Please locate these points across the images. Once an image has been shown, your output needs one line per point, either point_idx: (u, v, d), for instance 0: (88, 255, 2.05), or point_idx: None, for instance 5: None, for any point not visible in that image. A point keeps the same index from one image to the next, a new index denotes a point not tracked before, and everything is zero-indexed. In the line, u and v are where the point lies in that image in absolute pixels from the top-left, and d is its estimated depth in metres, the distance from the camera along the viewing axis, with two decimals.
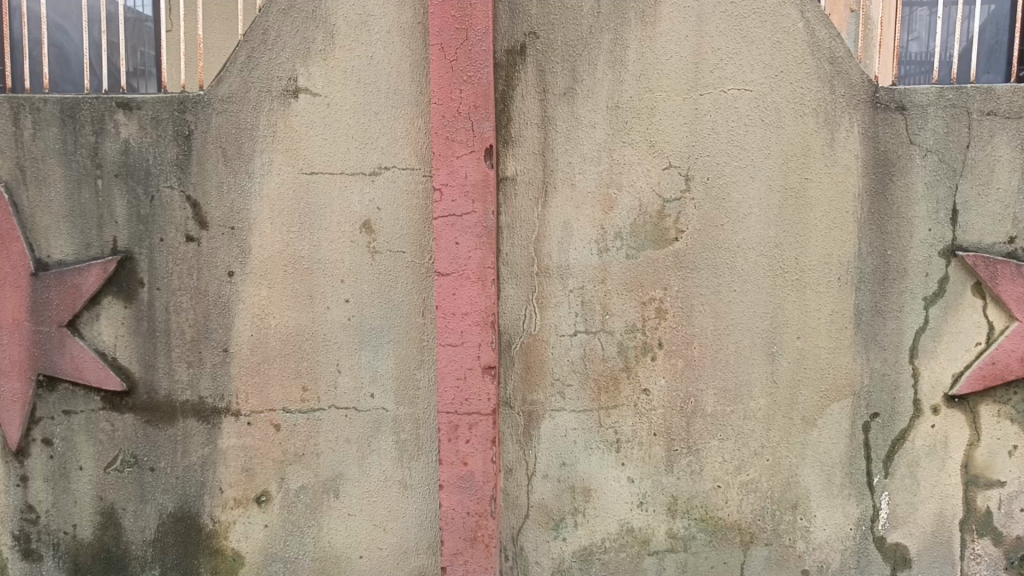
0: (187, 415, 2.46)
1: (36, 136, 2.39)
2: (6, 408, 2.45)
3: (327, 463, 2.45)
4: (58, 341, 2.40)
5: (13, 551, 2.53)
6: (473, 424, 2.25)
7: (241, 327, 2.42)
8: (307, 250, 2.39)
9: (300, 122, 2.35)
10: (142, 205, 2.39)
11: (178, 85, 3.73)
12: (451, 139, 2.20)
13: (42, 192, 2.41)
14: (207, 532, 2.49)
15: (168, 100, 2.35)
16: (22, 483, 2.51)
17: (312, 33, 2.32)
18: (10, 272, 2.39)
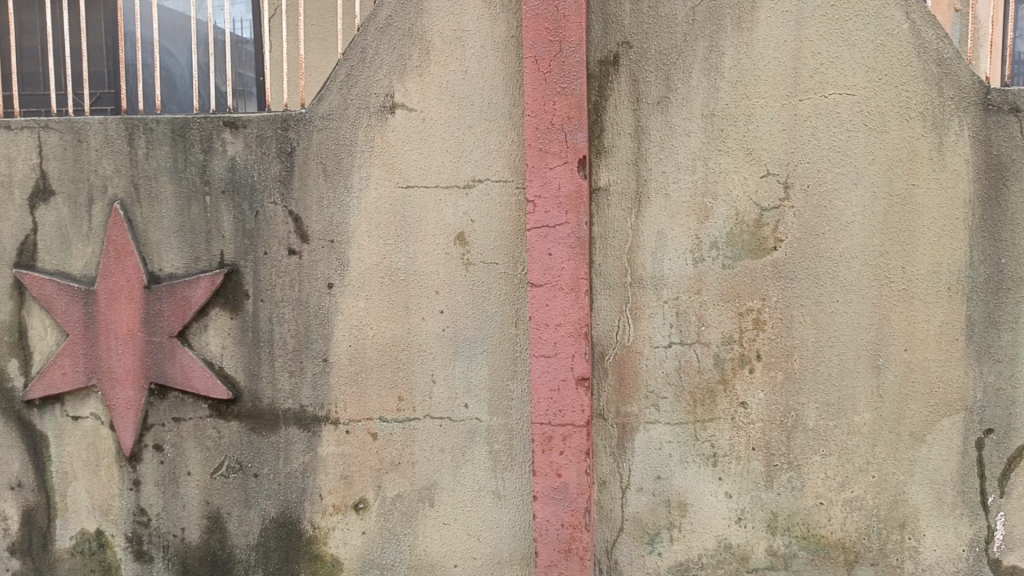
0: (289, 423, 2.53)
1: (149, 155, 2.52)
2: (122, 414, 2.58)
3: (422, 472, 2.48)
4: (169, 351, 2.53)
5: (127, 552, 2.66)
6: (567, 435, 2.24)
7: (339, 337, 2.49)
8: (402, 262, 2.43)
9: (396, 137, 2.40)
10: (247, 220, 2.49)
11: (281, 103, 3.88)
12: (545, 151, 2.21)
13: (155, 208, 2.53)
14: (308, 538, 2.56)
15: (271, 118, 2.44)
16: (135, 487, 2.63)
17: (408, 50, 2.37)
18: (125, 285, 2.53)
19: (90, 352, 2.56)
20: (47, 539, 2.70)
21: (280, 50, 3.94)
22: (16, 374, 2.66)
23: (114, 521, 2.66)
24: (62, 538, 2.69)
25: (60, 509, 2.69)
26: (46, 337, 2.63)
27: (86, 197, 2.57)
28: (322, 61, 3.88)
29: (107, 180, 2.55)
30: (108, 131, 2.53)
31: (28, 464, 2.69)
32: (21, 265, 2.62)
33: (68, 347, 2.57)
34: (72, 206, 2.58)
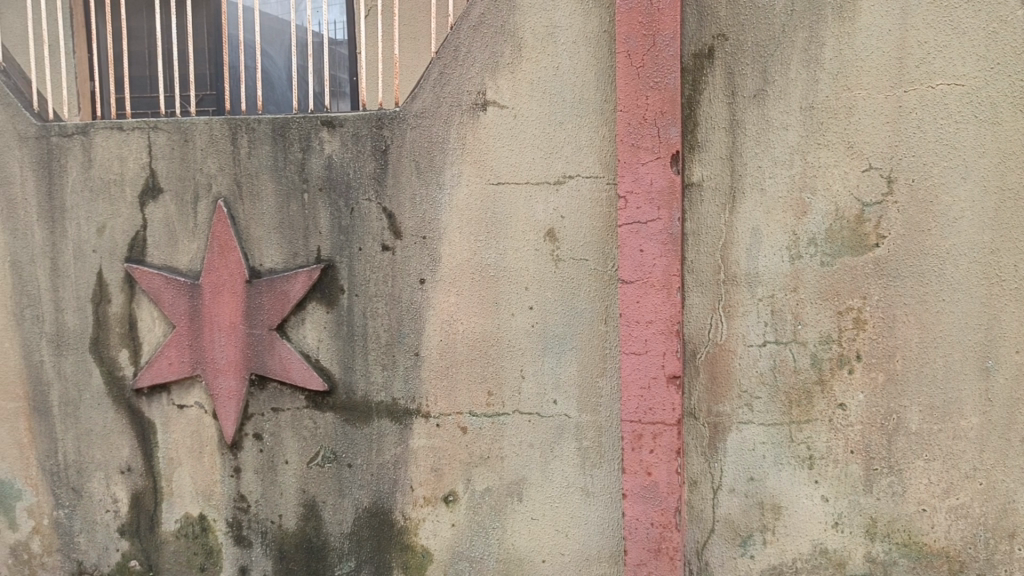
0: (382, 415, 2.59)
1: (251, 154, 2.61)
2: (224, 403, 2.69)
3: (511, 466, 2.50)
4: (269, 343, 2.62)
5: (228, 536, 2.76)
6: (657, 434, 2.22)
7: (431, 332, 2.53)
8: (493, 258, 2.45)
9: (488, 133, 2.42)
10: (343, 216, 2.55)
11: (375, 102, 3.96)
12: (637, 146, 2.19)
13: (256, 205, 2.62)
14: (399, 528, 2.61)
15: (367, 117, 2.50)
16: (235, 473, 2.74)
17: (500, 47, 2.39)
18: (229, 279, 2.63)
19: (195, 343, 2.68)
20: (154, 521, 2.83)
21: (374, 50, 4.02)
22: (126, 364, 2.80)
23: (216, 506, 2.77)
24: (168, 521, 2.82)
25: (166, 493, 2.82)
26: (154, 328, 2.76)
27: (191, 195, 2.68)
28: (415, 58, 3.94)
29: (212, 178, 2.66)
30: (212, 131, 2.63)
31: (137, 449, 2.83)
32: (132, 260, 2.75)
33: (175, 338, 2.70)
34: (179, 203, 2.70)
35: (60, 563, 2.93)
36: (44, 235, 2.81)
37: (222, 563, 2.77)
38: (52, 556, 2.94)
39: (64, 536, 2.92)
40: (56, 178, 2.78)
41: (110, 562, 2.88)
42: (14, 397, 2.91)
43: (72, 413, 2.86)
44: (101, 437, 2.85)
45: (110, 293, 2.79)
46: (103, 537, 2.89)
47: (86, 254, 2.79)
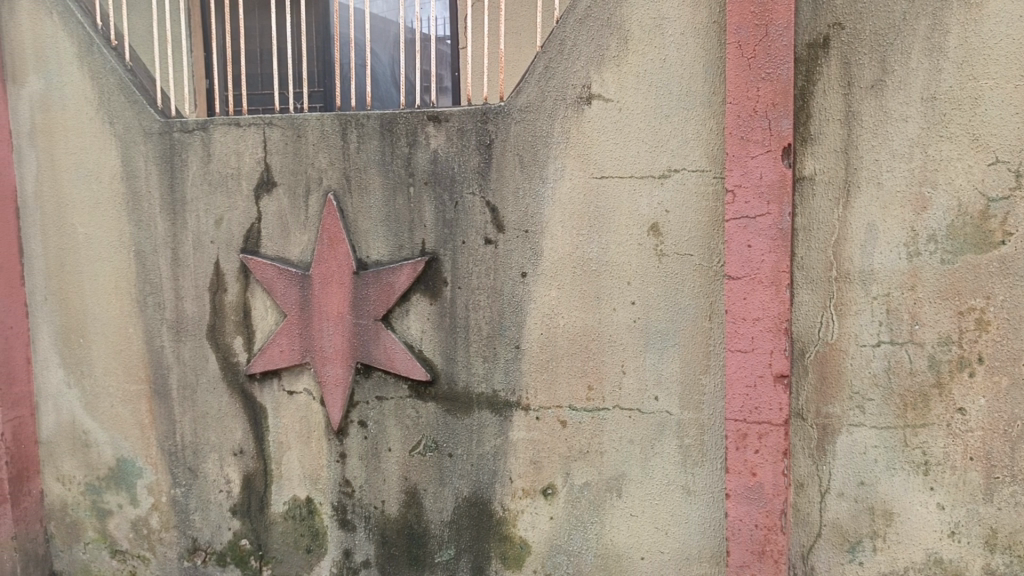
0: (482, 407, 2.62)
1: (360, 148, 2.67)
2: (331, 391, 2.78)
3: (610, 462, 2.49)
4: (375, 333, 2.69)
5: (333, 519, 2.86)
6: (763, 434, 2.17)
7: (532, 325, 2.54)
8: (595, 252, 2.45)
9: (592, 127, 2.41)
10: (447, 210, 2.59)
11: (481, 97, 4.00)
12: (747, 139, 2.14)
13: (364, 199, 2.69)
14: (498, 519, 2.64)
15: (472, 111, 2.53)
16: (341, 459, 2.83)
17: (606, 40, 2.37)
18: (337, 270, 2.72)
19: (305, 332, 2.78)
20: (264, 502, 2.95)
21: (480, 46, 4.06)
22: (240, 350, 2.92)
23: (322, 490, 2.87)
24: (277, 503, 2.93)
25: (275, 476, 2.93)
26: (267, 317, 2.87)
27: (303, 188, 2.77)
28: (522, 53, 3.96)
29: (322, 172, 2.74)
30: (323, 126, 2.71)
31: (249, 433, 2.95)
32: (246, 251, 2.87)
33: (286, 326, 2.81)
34: (291, 197, 2.79)
35: (176, 539, 3.09)
36: (166, 227, 2.96)
37: (328, 545, 2.87)
38: (170, 532, 3.10)
39: (181, 513, 3.08)
40: (178, 172, 2.92)
41: (222, 539, 3.03)
42: (138, 380, 3.08)
43: (190, 397, 3.01)
44: (216, 420, 2.98)
45: (226, 282, 2.91)
46: (216, 516, 3.03)
47: (204, 245, 2.92)
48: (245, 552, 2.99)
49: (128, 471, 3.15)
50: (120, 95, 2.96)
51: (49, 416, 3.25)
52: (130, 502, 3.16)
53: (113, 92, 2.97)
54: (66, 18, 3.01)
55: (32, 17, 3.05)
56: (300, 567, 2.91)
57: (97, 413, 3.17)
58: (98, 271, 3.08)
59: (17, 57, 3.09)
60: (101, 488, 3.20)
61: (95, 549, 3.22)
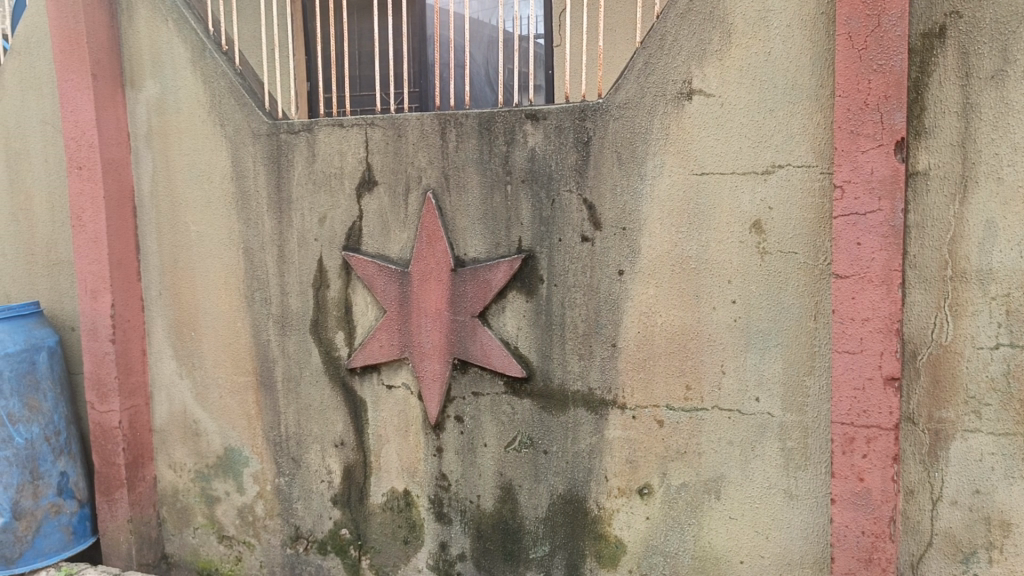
0: (578, 404, 2.62)
1: (458, 147, 2.70)
2: (429, 386, 2.83)
3: (709, 463, 2.45)
4: (472, 329, 2.73)
5: (430, 512, 2.92)
6: (871, 438, 2.10)
7: (629, 323, 2.52)
8: (694, 250, 2.41)
9: (693, 123, 2.38)
10: (544, 208, 2.60)
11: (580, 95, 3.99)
12: (857, 133, 2.08)
13: (462, 197, 2.72)
14: (593, 517, 2.64)
15: (570, 109, 2.52)
16: (438, 453, 2.88)
17: (709, 34, 2.33)
18: (435, 267, 2.76)
19: (404, 327, 2.84)
20: (363, 493, 3.03)
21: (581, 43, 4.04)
22: (341, 345, 3.00)
23: (419, 483, 2.92)
24: (376, 494, 3.01)
25: (375, 468, 3.01)
26: (367, 313, 2.94)
27: (403, 187, 2.83)
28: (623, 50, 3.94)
29: (422, 171, 2.78)
30: (423, 126, 2.76)
31: (349, 425, 3.03)
32: (348, 248, 2.95)
33: (386, 322, 2.87)
34: (392, 195, 2.85)
35: (280, 526, 3.21)
36: (272, 225, 3.06)
37: (425, 537, 2.93)
38: (274, 520, 3.21)
39: (285, 502, 3.19)
40: (284, 171, 3.02)
41: (323, 528, 3.12)
42: (245, 372, 3.20)
43: (293, 389, 3.11)
44: (318, 412, 3.08)
45: (329, 278, 3.00)
46: (317, 505, 3.13)
47: (308, 242, 3.01)
48: (344, 542, 3.08)
49: (235, 460, 3.28)
50: (231, 98, 3.08)
51: (163, 405, 3.42)
52: (237, 490, 3.29)
53: (224, 95, 3.09)
54: (180, 24, 3.15)
55: (149, 24, 3.20)
56: (398, 558, 2.98)
57: (206, 404, 3.31)
58: (209, 267, 3.21)
59: (136, 63, 3.26)
60: (209, 475, 3.34)
61: (205, 533, 3.38)
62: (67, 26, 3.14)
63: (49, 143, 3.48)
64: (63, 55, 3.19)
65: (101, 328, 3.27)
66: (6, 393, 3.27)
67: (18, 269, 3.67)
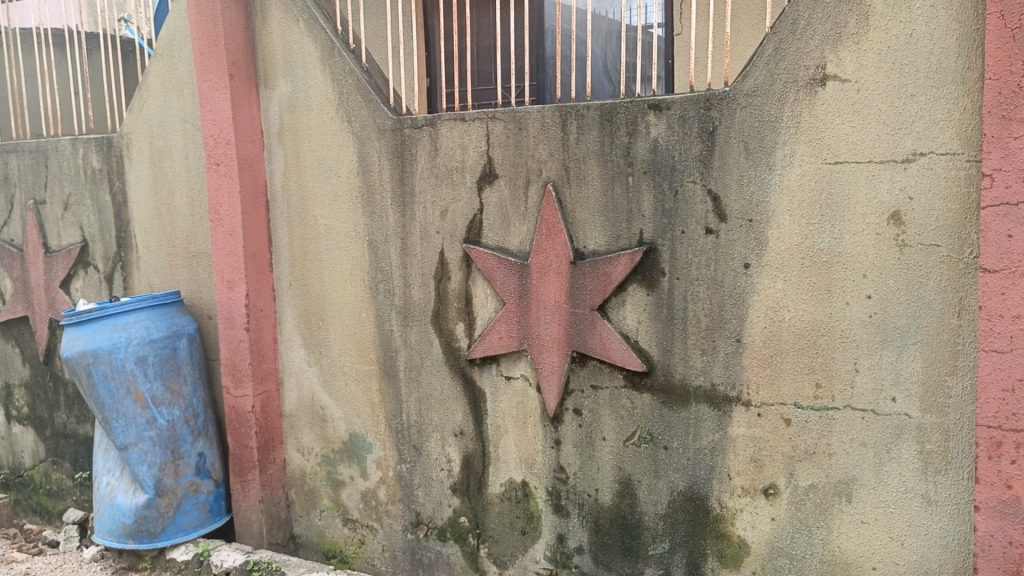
0: (700, 400, 2.57)
1: (579, 139, 2.69)
2: (548, 378, 2.83)
3: (840, 464, 2.36)
4: (591, 323, 2.72)
5: (548, 504, 2.92)
6: (1022, 443, 1.97)
7: (755, 318, 2.45)
8: (827, 242, 2.32)
9: (826, 110, 2.28)
10: (667, 199, 2.55)
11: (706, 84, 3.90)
12: (1009, 118, 1.94)
13: (582, 189, 2.70)
14: (716, 516, 2.58)
15: (695, 98, 2.47)
16: (556, 446, 2.88)
17: (845, 17, 2.23)
18: (555, 260, 2.76)
19: (524, 320, 2.85)
20: (482, 482, 3.08)
21: (706, 30, 3.95)
22: (461, 336, 3.04)
23: (537, 475, 2.94)
24: (495, 484, 3.04)
25: (493, 458, 3.04)
26: (487, 305, 2.97)
27: (523, 179, 2.84)
28: (751, 37, 3.83)
29: (542, 164, 2.78)
30: (544, 118, 2.76)
31: (469, 415, 3.07)
32: (469, 241, 2.98)
33: (506, 314, 2.89)
34: (512, 188, 2.86)
35: (401, 512, 3.29)
36: (396, 218, 3.14)
37: (543, 529, 2.94)
38: (395, 505, 3.30)
39: (406, 488, 3.27)
40: (407, 165, 3.09)
41: (443, 515, 3.18)
42: (369, 361, 3.30)
43: (415, 378, 3.18)
44: (438, 401, 3.13)
45: (450, 270, 3.04)
46: (437, 493, 3.19)
47: (430, 235, 3.07)
48: (464, 529, 3.13)
49: (359, 446, 3.38)
50: (357, 95, 3.16)
51: (292, 391, 3.56)
52: (361, 474, 3.39)
53: (351, 92, 3.18)
54: (311, 24, 3.26)
55: (282, 24, 3.33)
56: (516, 548, 3.01)
57: (332, 391, 3.43)
58: (336, 259, 3.32)
59: (269, 63, 3.39)
60: (335, 460, 3.46)
61: (330, 516, 3.50)
62: (207, 29, 3.31)
63: (190, 141, 3.68)
64: (203, 57, 3.36)
65: (237, 317, 3.44)
66: (150, 377, 3.50)
67: (161, 260, 3.89)
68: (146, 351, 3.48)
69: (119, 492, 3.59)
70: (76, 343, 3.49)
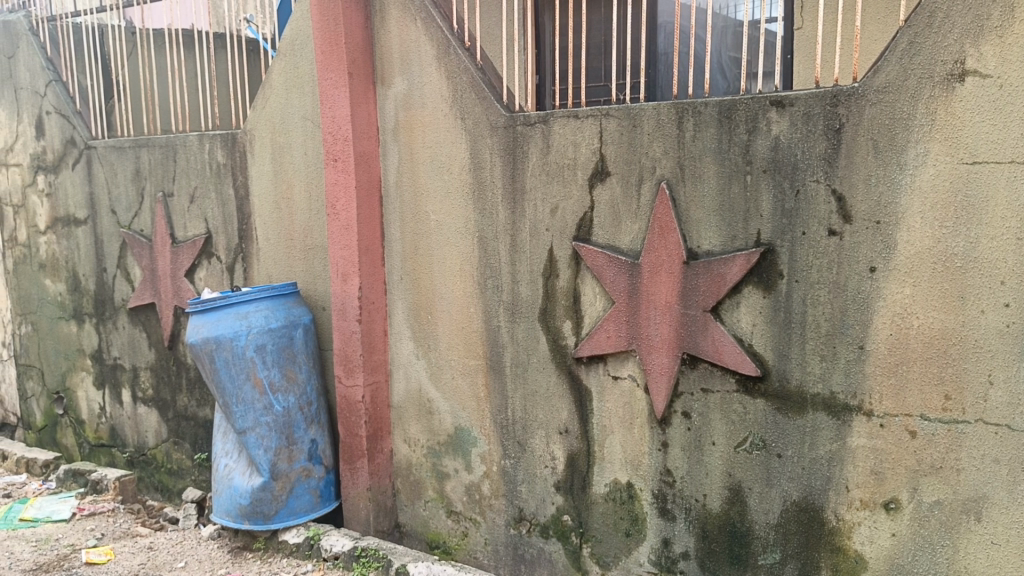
0: (817, 408, 2.48)
1: (696, 137, 2.63)
2: (657, 379, 2.79)
3: (969, 481, 2.24)
4: (703, 324, 2.66)
5: (653, 507, 2.88)
6: None
7: (879, 324, 2.35)
8: (961, 247, 2.20)
9: (964, 107, 2.16)
10: (787, 199, 2.47)
11: (831, 81, 3.75)
12: None
13: (697, 188, 2.65)
14: (831, 528, 2.49)
15: (821, 94, 2.38)
16: (663, 448, 2.84)
17: (988, 9, 2.10)
18: (667, 259, 2.72)
19: (633, 320, 2.82)
20: (587, 482, 3.06)
21: (832, 24, 3.82)
22: (568, 334, 3.03)
23: (642, 477, 2.90)
24: (600, 485, 3.02)
25: (598, 458, 3.02)
26: (595, 303, 2.94)
27: (636, 177, 2.79)
28: (881, 31, 3.69)
29: (656, 161, 2.73)
30: (659, 115, 2.71)
31: (574, 413, 3.06)
32: (579, 239, 2.97)
33: (614, 313, 2.86)
34: (625, 185, 2.83)
35: (504, 507, 3.31)
36: (506, 214, 3.15)
37: (648, 532, 2.90)
38: (499, 499, 3.32)
39: (510, 483, 3.29)
40: (519, 163, 3.09)
41: (546, 513, 3.19)
42: (476, 356, 3.33)
43: (521, 374, 3.19)
44: (544, 399, 3.13)
45: (559, 268, 3.04)
46: (541, 490, 3.19)
47: (540, 232, 3.07)
48: (567, 528, 3.13)
49: (464, 440, 3.42)
50: (472, 92, 3.19)
51: (400, 383, 3.62)
52: (465, 468, 3.43)
53: (466, 89, 3.21)
54: (428, 23, 3.31)
55: (400, 23, 3.39)
56: (619, 549, 2.98)
57: (439, 384, 3.47)
58: (446, 254, 3.36)
59: (386, 61, 3.46)
60: (440, 452, 3.51)
61: (434, 507, 3.56)
62: (329, 29, 3.41)
63: (310, 138, 3.80)
64: (325, 56, 3.47)
65: (350, 308, 3.53)
66: (268, 364, 3.64)
67: (279, 252, 4.03)
68: (265, 339, 3.62)
69: (236, 474, 3.75)
70: (201, 329, 3.66)
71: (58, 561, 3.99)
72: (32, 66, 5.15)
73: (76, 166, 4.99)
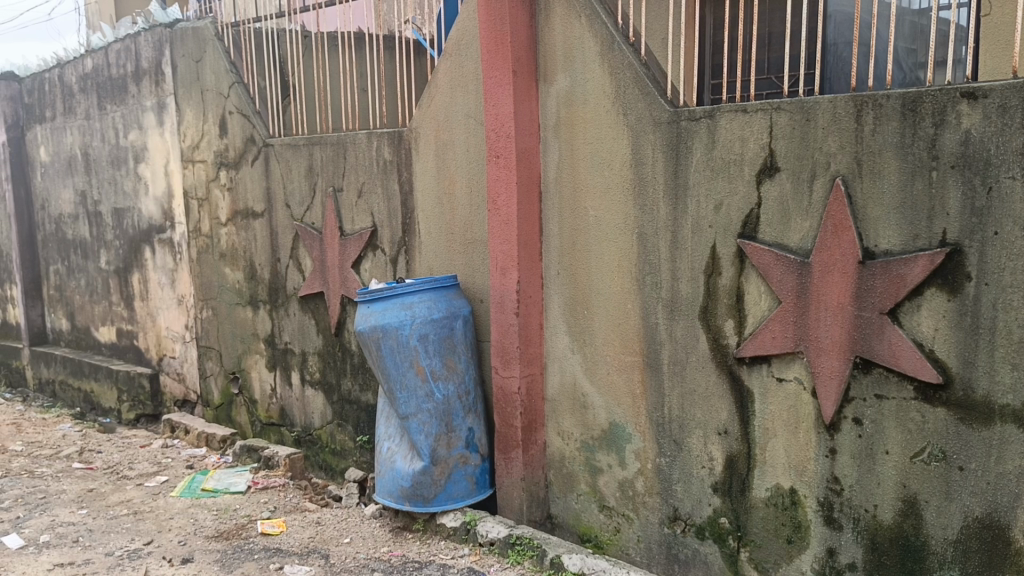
0: (1006, 419, 2.33)
1: (876, 130, 2.51)
2: (826, 383, 2.70)
3: None
4: (879, 327, 2.55)
5: (818, 515, 2.79)
6: None
7: None
8: None
9: None
10: (978, 196, 2.33)
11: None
12: None
13: (876, 184, 2.53)
14: (1017, 548, 2.35)
15: (1019, 85, 2.23)
16: (830, 455, 2.74)
17: None
18: (841, 259, 2.61)
19: (801, 320, 2.73)
20: (746, 485, 2.99)
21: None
22: (730, 333, 2.97)
23: (807, 483, 2.81)
24: (760, 488, 2.95)
25: (759, 461, 2.95)
26: (760, 302, 2.87)
27: (808, 173, 2.70)
28: None
29: (831, 157, 2.64)
30: (835, 108, 2.61)
31: (735, 414, 3.00)
32: (744, 236, 2.90)
33: (781, 312, 2.78)
34: (795, 181, 2.74)
35: (659, 504, 3.29)
36: (667, 210, 3.13)
37: (811, 540, 2.81)
38: (653, 497, 3.31)
39: (665, 482, 3.26)
40: (682, 159, 3.06)
41: (702, 513, 3.14)
42: (632, 352, 3.32)
43: (679, 372, 3.15)
44: (703, 398, 3.09)
45: (721, 266, 2.98)
46: (697, 490, 3.15)
47: (702, 229, 3.02)
48: (724, 530, 3.07)
49: (619, 435, 3.42)
50: (635, 88, 3.19)
51: (555, 376, 3.66)
52: (619, 464, 3.43)
53: (629, 85, 3.21)
54: (592, 19, 3.32)
55: (564, 21, 3.41)
56: (780, 556, 2.90)
57: (594, 378, 3.49)
58: (604, 251, 3.37)
59: (549, 58, 3.50)
60: (595, 447, 3.52)
61: (587, 501, 3.58)
62: (495, 29, 3.50)
63: (473, 135, 3.90)
64: (490, 55, 3.55)
65: (509, 301, 3.61)
66: (430, 353, 3.77)
67: (440, 245, 4.16)
68: (428, 330, 3.76)
69: (398, 457, 3.92)
70: (369, 318, 3.84)
71: (237, 530, 4.30)
72: (217, 69, 5.56)
73: (255, 163, 5.35)
